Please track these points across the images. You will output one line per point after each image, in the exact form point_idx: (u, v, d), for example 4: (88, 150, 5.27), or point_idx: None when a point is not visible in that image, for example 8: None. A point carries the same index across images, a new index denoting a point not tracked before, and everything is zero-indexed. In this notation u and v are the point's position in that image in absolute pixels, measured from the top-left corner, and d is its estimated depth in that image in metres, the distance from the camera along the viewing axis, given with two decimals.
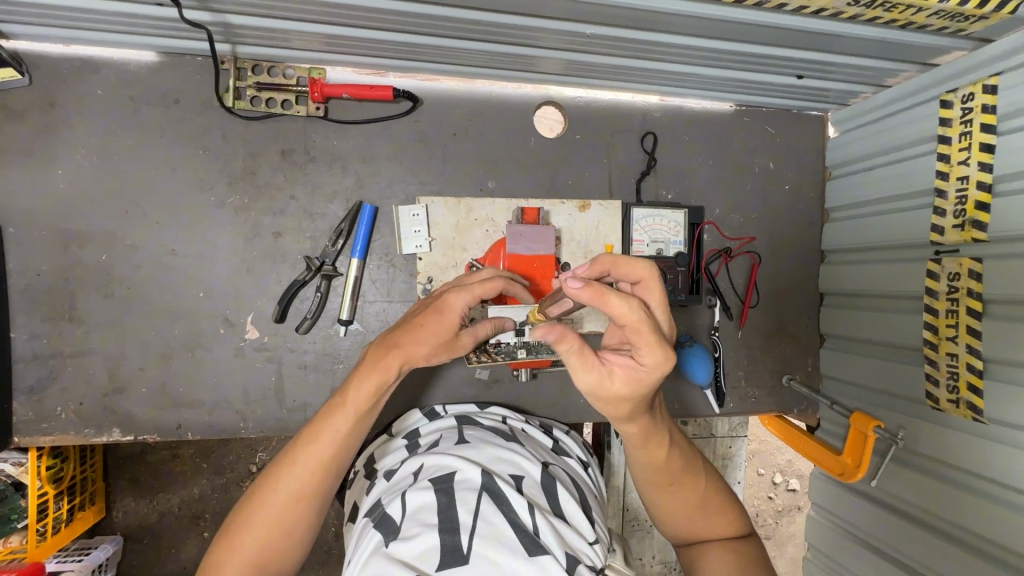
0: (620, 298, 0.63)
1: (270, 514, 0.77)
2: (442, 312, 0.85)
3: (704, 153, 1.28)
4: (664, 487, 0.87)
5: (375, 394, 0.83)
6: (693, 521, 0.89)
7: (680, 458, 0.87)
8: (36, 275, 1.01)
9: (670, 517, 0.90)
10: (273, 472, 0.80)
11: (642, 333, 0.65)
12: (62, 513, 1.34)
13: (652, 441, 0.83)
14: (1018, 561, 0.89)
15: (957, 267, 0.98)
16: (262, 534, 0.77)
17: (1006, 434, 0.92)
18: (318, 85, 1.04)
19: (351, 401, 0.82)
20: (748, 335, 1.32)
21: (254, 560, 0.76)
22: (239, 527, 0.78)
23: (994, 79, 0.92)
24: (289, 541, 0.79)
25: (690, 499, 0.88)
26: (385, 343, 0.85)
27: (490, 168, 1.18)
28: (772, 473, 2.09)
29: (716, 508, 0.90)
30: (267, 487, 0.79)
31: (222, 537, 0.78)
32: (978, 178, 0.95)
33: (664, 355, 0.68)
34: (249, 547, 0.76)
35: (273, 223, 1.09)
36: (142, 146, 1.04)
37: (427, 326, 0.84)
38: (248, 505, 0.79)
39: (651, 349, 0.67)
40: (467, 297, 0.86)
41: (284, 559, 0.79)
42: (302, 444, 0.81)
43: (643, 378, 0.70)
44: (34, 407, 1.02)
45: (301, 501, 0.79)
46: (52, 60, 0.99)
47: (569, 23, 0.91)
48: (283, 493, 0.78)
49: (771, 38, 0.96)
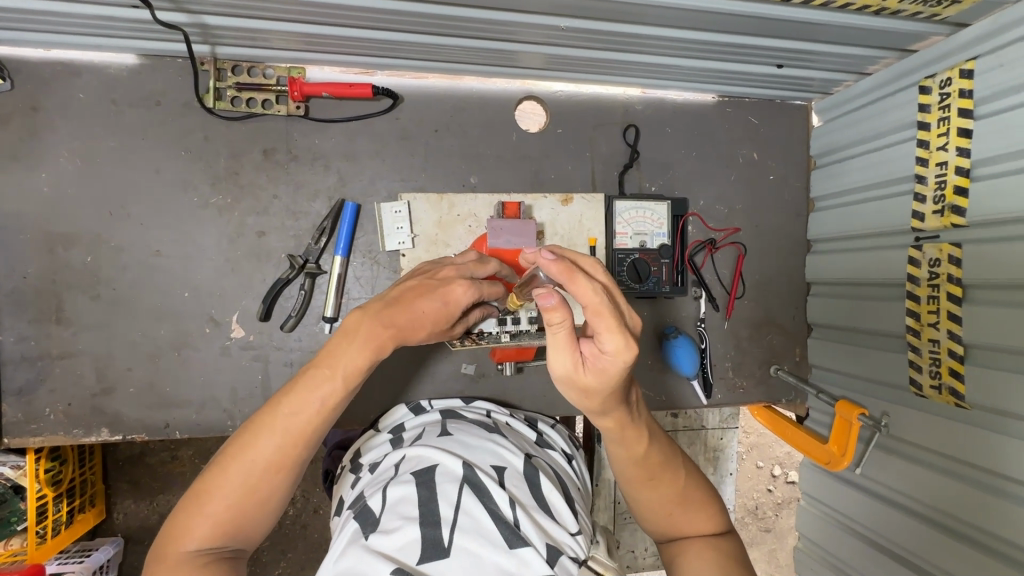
0: (585, 278, 0.64)
1: (241, 483, 0.71)
2: (446, 304, 0.85)
3: (688, 145, 1.28)
4: (642, 482, 0.86)
5: (366, 365, 0.77)
6: (672, 517, 0.86)
7: (658, 451, 0.86)
8: (24, 278, 1.02)
9: (650, 513, 0.87)
10: (245, 439, 0.73)
11: (603, 318, 0.65)
12: (61, 516, 1.35)
13: (629, 433, 0.82)
14: (1002, 545, 0.89)
15: (938, 253, 0.98)
16: (229, 502, 0.71)
17: (987, 418, 0.92)
18: (297, 84, 1.05)
19: (341, 368, 0.76)
20: (735, 325, 1.32)
21: (221, 529, 0.71)
22: (207, 493, 0.71)
23: (971, 64, 0.92)
24: (259, 510, 0.73)
25: (670, 492, 0.86)
26: (383, 319, 0.80)
27: (473, 163, 1.18)
28: (770, 465, 2.09)
29: (696, 504, 0.87)
30: (239, 450, 0.73)
31: (184, 505, 0.72)
32: (956, 164, 0.94)
33: (626, 343, 0.66)
34: (217, 517, 0.71)
35: (257, 222, 1.10)
36: (124, 148, 1.04)
37: (429, 314, 0.83)
38: (215, 473, 0.72)
39: (611, 335, 0.65)
40: (473, 295, 0.87)
41: (252, 528, 0.74)
42: (281, 409, 0.74)
43: (608, 368, 0.69)
44: (24, 408, 1.03)
45: (276, 472, 0.73)
46: (33, 65, 1.00)
47: (543, 17, 0.92)
48: (257, 462, 0.72)
49: (746, 28, 0.96)
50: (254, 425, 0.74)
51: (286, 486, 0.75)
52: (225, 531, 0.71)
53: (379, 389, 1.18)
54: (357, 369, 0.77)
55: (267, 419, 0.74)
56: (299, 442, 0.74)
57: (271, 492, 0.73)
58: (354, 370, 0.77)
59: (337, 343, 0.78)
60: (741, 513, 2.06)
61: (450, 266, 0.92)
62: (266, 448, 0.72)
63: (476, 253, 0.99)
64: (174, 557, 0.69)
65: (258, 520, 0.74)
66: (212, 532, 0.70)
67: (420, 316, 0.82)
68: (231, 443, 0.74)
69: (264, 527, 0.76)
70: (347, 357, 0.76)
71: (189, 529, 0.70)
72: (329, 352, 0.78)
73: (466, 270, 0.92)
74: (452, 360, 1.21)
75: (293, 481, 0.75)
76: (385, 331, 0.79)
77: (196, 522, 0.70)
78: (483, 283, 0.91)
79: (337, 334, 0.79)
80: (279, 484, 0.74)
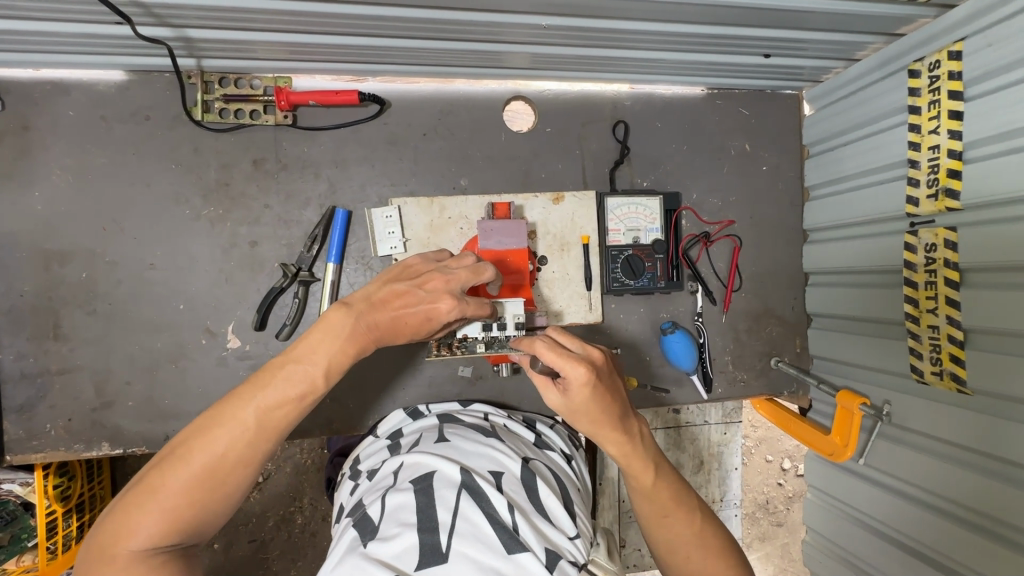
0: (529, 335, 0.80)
1: (201, 475, 0.69)
2: (428, 315, 0.84)
3: (679, 139, 1.27)
4: (658, 520, 0.81)
5: (345, 365, 0.79)
6: (691, 563, 0.80)
7: (670, 489, 0.82)
8: (20, 296, 1.03)
9: (667, 556, 0.82)
10: (211, 430, 0.71)
11: (546, 352, 0.76)
12: (72, 530, 1.35)
13: (636, 463, 0.80)
14: (1012, 531, 0.87)
15: (933, 238, 0.97)
16: (187, 495, 0.68)
17: (991, 403, 0.90)
18: (283, 94, 1.05)
19: (319, 367, 0.77)
20: (733, 318, 1.31)
21: (172, 525, 0.67)
22: (164, 487, 0.68)
23: (959, 45, 0.90)
24: (216, 506, 0.71)
25: (688, 536, 0.80)
26: (365, 322, 0.81)
27: (463, 165, 1.18)
28: (780, 459, 2.07)
29: (716, 552, 0.80)
30: (201, 440, 0.70)
31: (135, 500, 0.67)
32: (948, 147, 0.93)
33: (573, 361, 0.75)
34: (173, 512, 0.67)
35: (249, 232, 1.10)
36: (115, 164, 1.05)
37: (408, 325, 0.83)
38: (174, 465, 0.69)
39: (560, 363, 0.75)
40: (458, 311, 0.84)
41: (204, 525, 0.71)
42: (250, 401, 0.72)
43: (575, 393, 0.76)
44: (24, 426, 1.04)
45: (242, 466, 0.72)
46: (23, 85, 1.01)
47: (523, 15, 0.91)
48: (223, 454, 0.70)
49: (731, 17, 0.95)
50: (222, 415, 0.72)
51: (250, 481, 0.73)
52: (178, 527, 0.68)
53: (377, 394, 1.18)
54: (338, 367, 0.79)
55: (239, 410, 0.72)
56: (269, 437, 0.73)
57: (233, 486, 0.71)
58: (335, 367, 0.78)
59: (316, 339, 0.79)
60: (752, 508, 2.04)
61: (437, 273, 0.87)
62: (235, 440, 0.71)
63: (474, 258, 0.94)
64: (121, 556, 0.65)
65: (212, 517, 0.71)
66: (165, 527, 0.67)
67: (400, 323, 0.83)
68: (194, 433, 0.71)
69: (216, 523, 0.73)
70: (327, 352, 0.78)
71: (141, 524, 0.66)
72: (309, 346, 0.78)
73: (458, 280, 0.87)
74: (449, 363, 1.20)
75: (255, 477, 0.74)
76: (368, 334, 0.81)
77: (151, 518, 0.66)
78: (471, 299, 0.86)
79: (318, 329, 0.79)
80: (241, 478, 0.72)
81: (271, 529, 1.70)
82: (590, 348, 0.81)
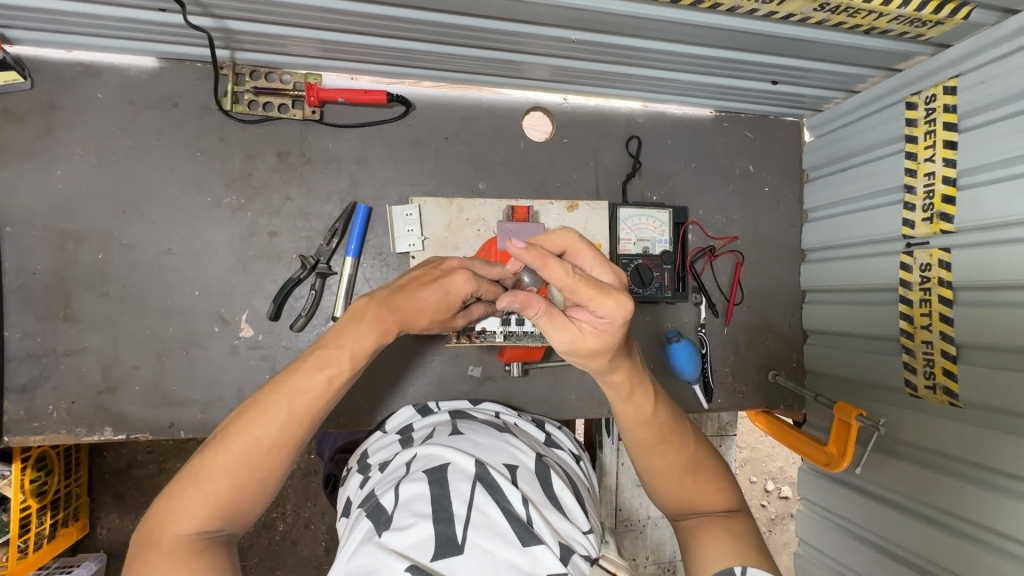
0: (557, 259, 0.60)
1: (241, 460, 0.70)
2: (447, 293, 0.86)
3: (687, 157, 1.33)
4: (651, 445, 0.85)
5: (372, 348, 0.79)
6: (683, 487, 0.85)
7: (664, 415, 0.85)
8: (32, 273, 1.02)
9: (660, 484, 0.86)
10: (248, 416, 0.72)
11: (584, 289, 0.61)
12: (43, 529, 1.35)
13: (636, 391, 0.80)
14: (998, 540, 0.91)
15: (929, 258, 1.03)
16: (228, 482, 0.69)
17: (981, 416, 0.95)
18: (314, 89, 1.08)
19: (347, 351, 0.77)
20: (734, 331, 1.35)
21: (217, 511, 0.68)
22: (205, 473, 0.69)
23: (954, 81, 0.98)
24: (259, 491, 0.72)
25: (680, 461, 0.85)
26: (388, 306, 0.81)
27: (482, 170, 1.22)
28: (764, 480, 2.11)
29: (705, 476, 0.86)
30: (239, 426, 0.71)
31: (179, 485, 0.69)
32: (943, 174, 1.00)
33: (615, 301, 0.63)
34: (214, 496, 0.68)
35: (270, 223, 1.12)
36: (140, 148, 1.06)
37: (428, 301, 0.85)
38: (213, 451, 0.70)
39: (599, 301, 0.62)
40: (472, 285, 0.88)
41: (247, 511, 0.72)
42: (283, 389, 0.73)
43: (607, 328, 0.66)
44: (25, 407, 1.02)
45: (279, 452, 0.72)
46: (54, 65, 1.02)
47: (554, 29, 0.95)
48: (259, 438, 0.71)
49: (746, 44, 1.01)
50: (259, 402, 0.73)
51: (287, 467, 0.74)
52: (222, 513, 0.69)
53: (387, 390, 1.19)
54: (365, 350, 0.78)
55: (273, 396, 0.73)
56: (301, 420, 0.73)
57: (273, 471, 0.72)
58: (360, 352, 0.78)
59: (343, 326, 0.79)
60: None
61: (458, 261, 0.93)
62: (270, 425, 0.71)
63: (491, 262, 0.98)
64: (168, 541, 0.66)
65: (253, 503, 0.72)
66: (210, 512, 0.68)
67: (421, 303, 0.84)
68: (232, 422, 0.73)
69: (258, 510, 0.74)
70: (354, 338, 0.78)
71: (186, 509, 0.67)
72: (336, 334, 0.79)
73: (472, 264, 0.93)
74: (459, 362, 1.22)
75: (292, 462, 0.74)
76: (389, 317, 0.81)
77: (194, 501, 0.68)
78: (484, 279, 0.91)
79: (345, 319, 0.80)
80: (279, 463, 0.73)
81: (252, 535, 1.66)
82: (609, 270, 0.71)
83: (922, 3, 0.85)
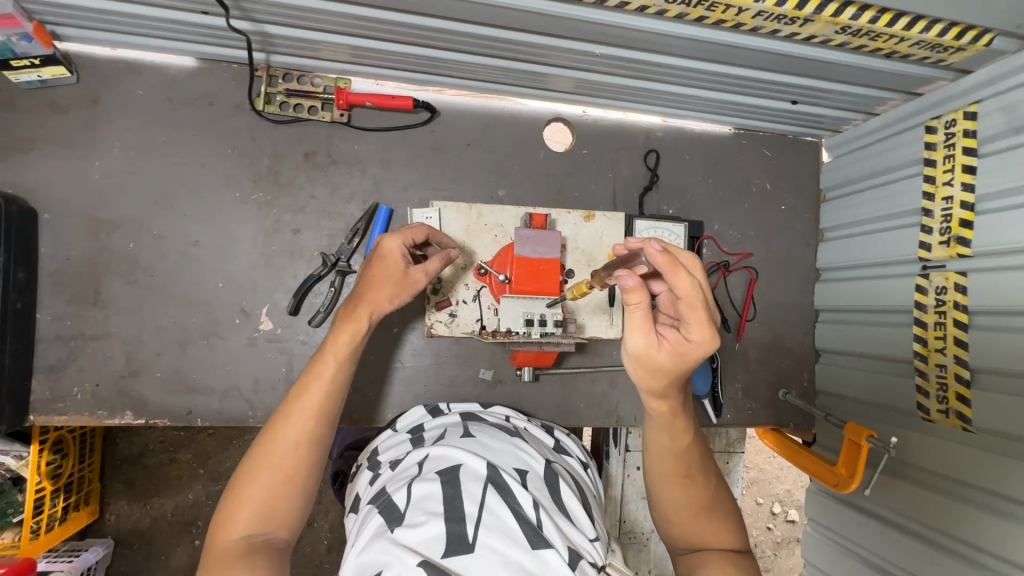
0: (686, 273, 0.70)
1: (275, 464, 0.79)
2: (383, 257, 0.95)
3: (704, 172, 1.35)
4: (673, 478, 0.85)
5: (355, 343, 0.89)
6: (696, 522, 0.84)
7: (696, 452, 0.85)
8: (65, 259, 1.06)
9: (673, 516, 0.85)
10: (272, 428, 0.82)
11: (695, 306, 0.71)
12: (57, 511, 1.39)
13: (674, 424, 0.83)
14: (1010, 568, 0.89)
15: (944, 281, 1.03)
16: (266, 485, 0.78)
17: (992, 442, 0.94)
18: (343, 94, 1.12)
19: (335, 352, 0.88)
20: (746, 346, 1.36)
21: (262, 514, 0.77)
22: (244, 484, 0.78)
23: (974, 106, 0.98)
24: (297, 489, 0.80)
25: (699, 497, 0.85)
26: (354, 303, 0.92)
27: (501, 177, 1.24)
28: (770, 502, 2.08)
29: (719, 517, 0.85)
30: (266, 439, 0.81)
31: (228, 496, 0.78)
32: (961, 198, 1.00)
33: (710, 332, 0.73)
34: (258, 500, 0.77)
35: (294, 220, 1.15)
36: (175, 144, 1.10)
37: (374, 275, 0.94)
38: (249, 464, 0.80)
39: (699, 325, 0.72)
40: (399, 238, 0.96)
41: (290, 510, 0.79)
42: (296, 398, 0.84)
43: (685, 353, 0.75)
44: (51, 387, 1.05)
45: (301, 449, 0.81)
46: (98, 62, 1.07)
47: (578, 43, 0.98)
48: (284, 442, 0.81)
49: (769, 63, 1.03)
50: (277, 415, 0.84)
51: (313, 463, 0.82)
52: (268, 513, 0.77)
53: (398, 389, 1.21)
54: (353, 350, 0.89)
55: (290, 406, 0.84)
56: (313, 418, 0.83)
57: (303, 467, 0.81)
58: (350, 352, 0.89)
59: (331, 335, 0.91)
60: None
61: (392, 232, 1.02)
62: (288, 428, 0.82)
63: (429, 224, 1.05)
64: (224, 546, 0.74)
65: (293, 502, 0.80)
66: (256, 515, 0.76)
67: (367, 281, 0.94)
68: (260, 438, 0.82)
69: (301, 513, 0.81)
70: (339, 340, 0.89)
71: (236, 516, 0.76)
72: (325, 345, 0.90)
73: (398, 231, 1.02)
74: (471, 364, 1.24)
75: (317, 458, 0.83)
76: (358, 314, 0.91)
77: (240, 508, 0.76)
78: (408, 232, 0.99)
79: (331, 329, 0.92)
80: (306, 459, 0.81)
81: None
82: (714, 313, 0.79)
83: (944, 29, 0.87)
